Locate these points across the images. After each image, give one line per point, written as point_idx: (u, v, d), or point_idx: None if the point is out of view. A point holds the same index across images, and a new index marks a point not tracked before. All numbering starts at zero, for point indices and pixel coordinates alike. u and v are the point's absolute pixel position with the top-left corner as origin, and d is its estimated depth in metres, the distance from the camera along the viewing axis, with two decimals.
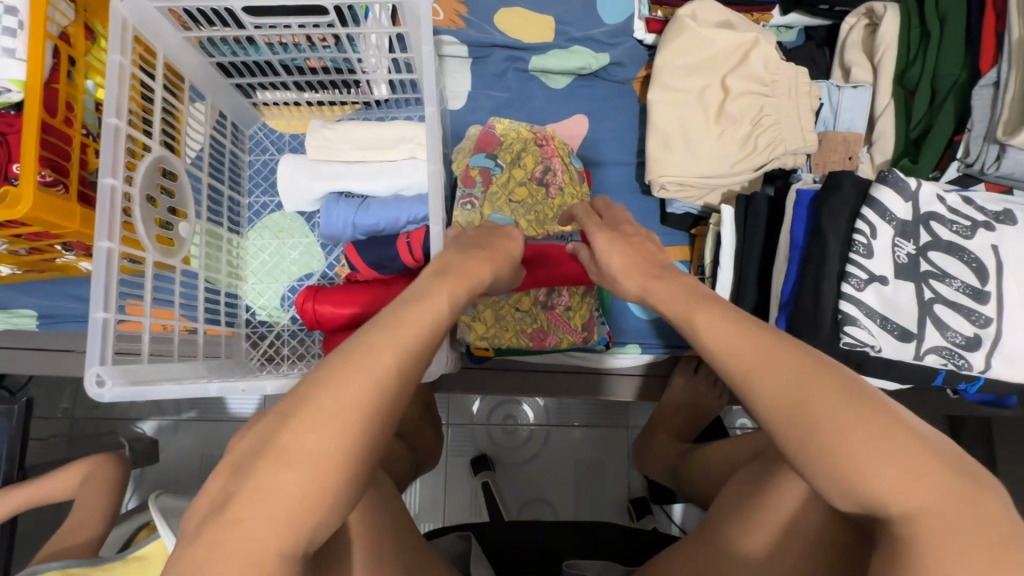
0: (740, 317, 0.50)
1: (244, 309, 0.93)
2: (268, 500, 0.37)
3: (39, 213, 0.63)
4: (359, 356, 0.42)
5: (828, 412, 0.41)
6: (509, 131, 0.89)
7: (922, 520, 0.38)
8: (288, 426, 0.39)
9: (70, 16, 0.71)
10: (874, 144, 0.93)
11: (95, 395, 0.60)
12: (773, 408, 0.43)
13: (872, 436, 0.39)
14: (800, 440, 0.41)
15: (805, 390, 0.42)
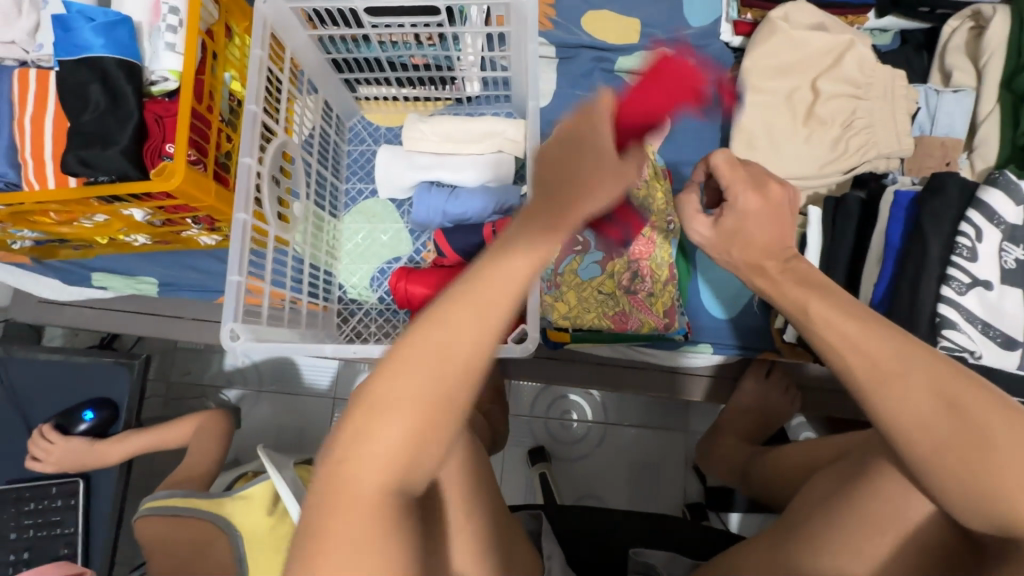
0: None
1: (338, 287, 1.01)
2: (386, 452, 0.38)
3: (188, 186, 0.72)
4: (459, 310, 0.40)
5: (972, 419, 0.41)
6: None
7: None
8: (400, 376, 0.39)
9: (215, 15, 0.81)
10: (976, 150, 0.89)
11: (229, 347, 0.68)
12: (911, 423, 0.42)
13: (1009, 447, 0.40)
14: (935, 459, 0.42)
15: (950, 395, 0.42)
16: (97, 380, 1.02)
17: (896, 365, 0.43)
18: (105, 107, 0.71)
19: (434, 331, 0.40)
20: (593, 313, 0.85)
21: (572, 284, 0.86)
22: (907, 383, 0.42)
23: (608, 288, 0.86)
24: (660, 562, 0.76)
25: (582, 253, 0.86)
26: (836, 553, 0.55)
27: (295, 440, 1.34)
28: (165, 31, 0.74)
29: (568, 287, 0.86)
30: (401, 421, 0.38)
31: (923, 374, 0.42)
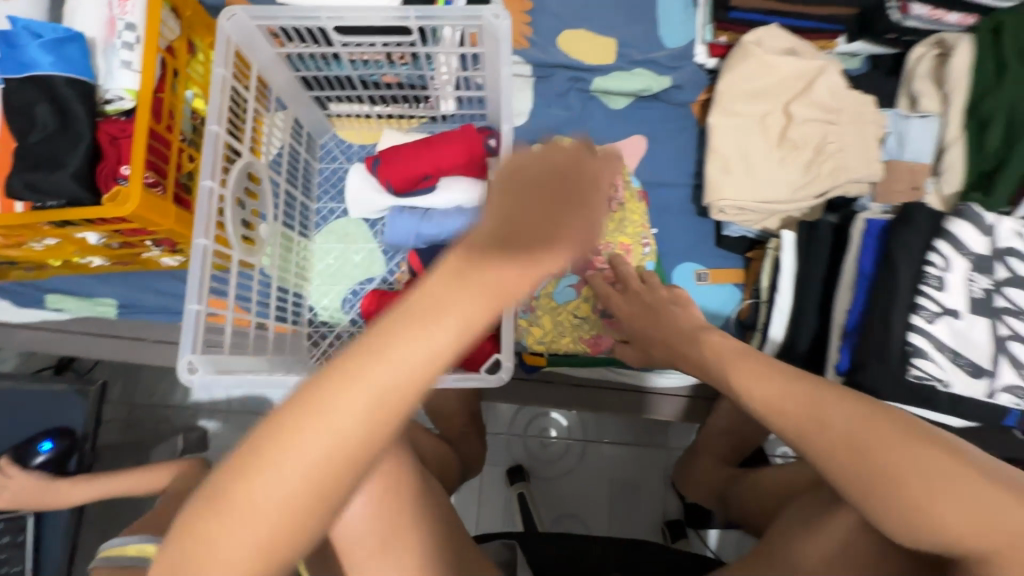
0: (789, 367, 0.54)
1: (308, 309, 0.98)
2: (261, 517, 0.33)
3: (143, 211, 0.69)
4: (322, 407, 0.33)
5: (888, 453, 0.45)
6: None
7: (999, 556, 0.41)
8: (290, 416, 0.34)
9: (177, 31, 0.78)
10: (942, 175, 0.91)
11: (185, 381, 0.64)
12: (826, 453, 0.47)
13: (966, 483, 0.43)
14: (856, 490, 0.45)
15: (865, 431, 0.46)
16: (49, 412, 0.97)
17: (803, 413, 0.50)
18: (55, 128, 0.68)
19: (338, 383, 0.34)
20: (568, 340, 0.85)
21: (548, 308, 0.85)
22: (825, 429, 0.48)
23: (584, 313, 0.85)
24: None
25: (558, 276, 0.85)
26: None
27: None
28: (121, 49, 0.71)
29: (544, 310, 0.85)
30: (271, 483, 0.33)
31: (850, 416, 0.47)
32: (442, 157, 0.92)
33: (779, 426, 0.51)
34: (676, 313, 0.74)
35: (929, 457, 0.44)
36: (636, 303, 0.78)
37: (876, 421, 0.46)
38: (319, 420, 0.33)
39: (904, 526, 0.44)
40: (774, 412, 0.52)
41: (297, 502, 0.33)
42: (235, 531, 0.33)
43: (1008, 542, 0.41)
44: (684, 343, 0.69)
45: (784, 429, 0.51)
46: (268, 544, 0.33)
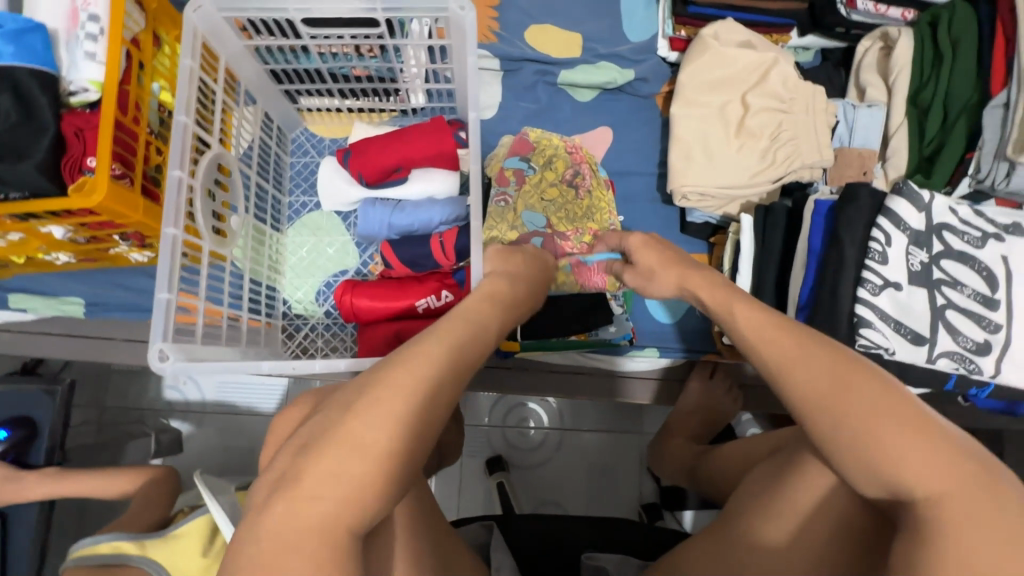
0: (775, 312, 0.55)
1: (282, 302, 0.98)
2: (363, 454, 0.47)
3: (111, 202, 0.68)
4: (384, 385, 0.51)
5: (857, 396, 0.46)
6: (541, 137, 0.94)
7: (947, 499, 0.42)
8: (376, 384, 0.50)
9: (142, 24, 0.77)
10: (888, 160, 0.96)
11: (157, 369, 0.65)
12: (799, 395, 0.49)
13: (920, 443, 0.44)
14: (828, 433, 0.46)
15: (841, 376, 0.47)
16: (14, 414, 0.95)
17: (788, 353, 0.51)
18: (17, 119, 0.67)
19: (415, 360, 0.53)
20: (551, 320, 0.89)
21: None
22: (804, 372, 0.49)
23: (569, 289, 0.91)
24: (610, 564, 0.79)
25: None
26: (767, 533, 0.60)
27: (242, 465, 1.28)
28: (85, 40, 0.71)
29: None
30: (367, 433, 0.48)
31: (824, 364, 0.49)
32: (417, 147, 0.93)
33: (765, 363, 0.52)
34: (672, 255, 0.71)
35: (894, 404, 0.45)
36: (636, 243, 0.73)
37: (850, 368, 0.48)
38: (404, 383, 0.51)
39: (863, 465, 0.45)
40: (756, 356, 0.54)
41: (388, 443, 0.48)
42: (344, 461, 0.46)
43: (955, 488, 0.42)
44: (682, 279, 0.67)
45: (767, 368, 0.52)
46: (344, 491, 0.46)
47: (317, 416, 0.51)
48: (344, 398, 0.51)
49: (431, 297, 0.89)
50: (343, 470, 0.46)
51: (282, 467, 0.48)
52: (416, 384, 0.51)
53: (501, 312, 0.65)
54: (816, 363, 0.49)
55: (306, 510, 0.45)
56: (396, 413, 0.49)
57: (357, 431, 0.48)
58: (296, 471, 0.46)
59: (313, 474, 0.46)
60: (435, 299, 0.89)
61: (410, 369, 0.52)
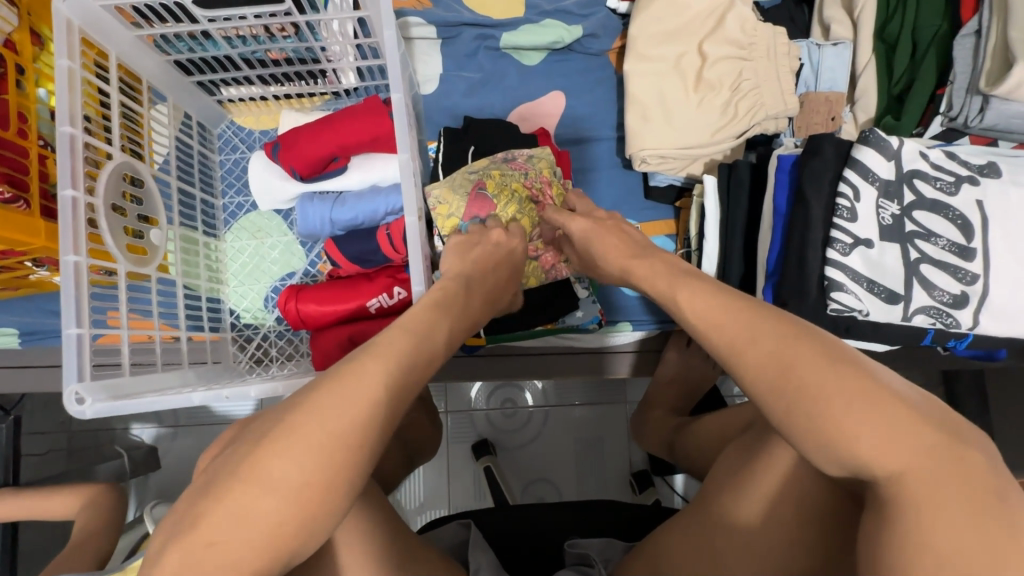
0: (727, 290, 0.51)
1: (228, 312, 0.92)
2: (286, 487, 0.39)
3: (1, 231, 0.62)
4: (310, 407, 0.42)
5: (806, 371, 0.41)
6: (502, 187, 0.81)
7: (907, 477, 0.37)
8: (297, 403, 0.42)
9: (15, 21, 0.68)
10: (857, 103, 0.91)
11: (76, 413, 0.59)
12: (758, 376, 0.43)
13: (890, 415, 0.39)
14: (787, 414, 0.41)
15: (795, 350, 0.43)
16: None
17: (738, 329, 0.46)
18: None
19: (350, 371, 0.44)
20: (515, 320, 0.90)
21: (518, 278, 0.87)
22: (756, 347, 0.44)
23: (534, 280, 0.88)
24: (592, 551, 0.76)
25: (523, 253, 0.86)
26: (743, 516, 0.56)
27: None
28: None
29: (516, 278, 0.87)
30: (291, 462, 0.40)
31: (779, 340, 0.44)
32: (352, 129, 0.85)
33: (713, 345, 0.48)
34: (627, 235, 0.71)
35: (849, 375, 0.40)
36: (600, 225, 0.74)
37: (801, 340, 0.43)
38: (342, 399, 0.42)
39: (817, 445, 0.40)
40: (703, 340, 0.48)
41: (321, 473, 0.40)
42: (261, 496, 0.39)
43: (916, 464, 0.37)
44: (641, 266, 0.64)
45: (716, 353, 0.48)
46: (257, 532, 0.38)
47: (240, 442, 0.42)
48: (267, 420, 0.43)
49: (382, 295, 0.84)
50: (260, 510, 0.39)
51: (192, 508, 0.40)
52: (359, 400, 0.43)
53: (444, 312, 0.58)
54: (769, 338, 0.44)
55: (219, 557, 0.38)
56: (327, 434, 0.41)
57: (279, 460, 0.40)
58: (206, 510, 0.39)
59: (228, 513, 0.39)
60: (387, 297, 0.84)
61: (345, 387, 0.43)
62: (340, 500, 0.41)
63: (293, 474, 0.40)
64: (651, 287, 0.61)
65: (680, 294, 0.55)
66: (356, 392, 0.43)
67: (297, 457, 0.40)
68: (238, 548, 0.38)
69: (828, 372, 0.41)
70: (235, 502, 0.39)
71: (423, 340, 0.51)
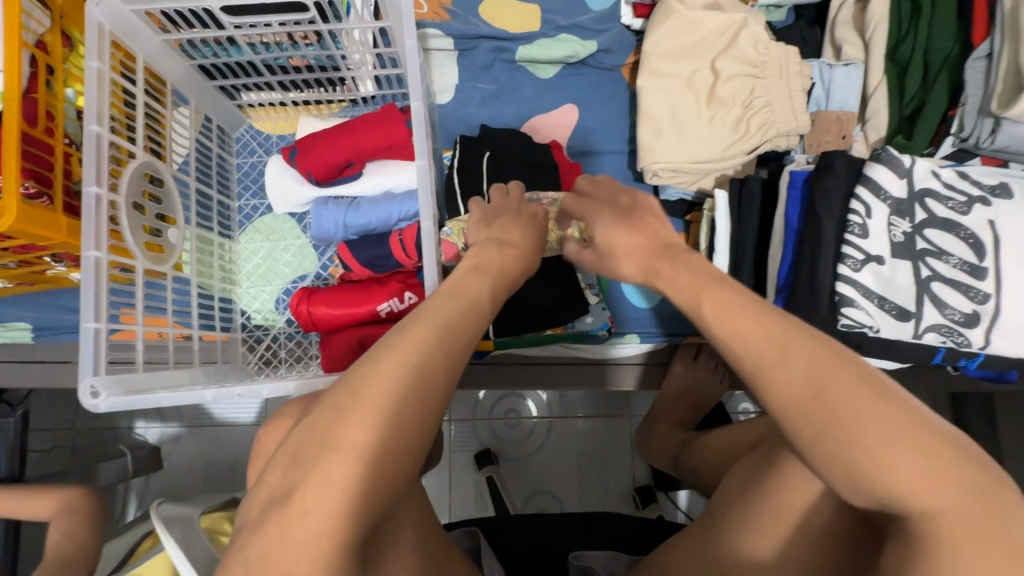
0: (754, 300, 0.49)
1: (240, 313, 0.93)
2: (330, 508, 0.39)
3: (25, 225, 0.63)
4: (348, 424, 0.41)
5: (840, 399, 0.41)
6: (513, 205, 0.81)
7: (938, 515, 0.38)
8: (331, 422, 0.41)
9: (47, 23, 0.70)
10: (868, 122, 0.91)
11: (90, 407, 0.60)
12: (790, 401, 0.43)
13: (924, 450, 0.39)
14: (821, 445, 0.41)
15: (819, 375, 0.42)
16: None
17: (768, 346, 0.45)
18: None
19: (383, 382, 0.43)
20: (523, 329, 0.91)
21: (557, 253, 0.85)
22: (787, 368, 0.44)
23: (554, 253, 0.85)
24: (597, 563, 0.76)
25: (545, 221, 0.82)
26: (750, 529, 0.55)
27: (223, 480, 1.24)
28: None
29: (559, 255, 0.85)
30: (333, 485, 0.39)
31: (812, 363, 0.43)
32: (366, 138, 0.87)
33: (740, 359, 0.47)
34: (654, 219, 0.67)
35: (875, 406, 0.40)
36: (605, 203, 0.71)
37: (836, 364, 0.42)
38: (370, 412, 0.42)
39: (850, 477, 0.40)
40: (732, 352, 0.48)
41: (364, 489, 0.40)
42: (314, 518, 0.38)
43: (948, 502, 0.38)
44: (652, 266, 0.63)
45: (741, 366, 0.47)
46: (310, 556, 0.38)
47: (280, 459, 0.42)
48: (305, 437, 0.42)
49: (393, 299, 0.84)
50: (306, 533, 0.38)
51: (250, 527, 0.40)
52: (397, 411, 0.42)
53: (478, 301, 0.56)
54: (801, 359, 0.43)
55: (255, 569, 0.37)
56: (359, 445, 0.40)
57: (325, 479, 0.39)
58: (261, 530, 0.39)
59: (281, 537, 0.38)
60: (397, 301, 0.84)
61: (377, 399, 0.42)
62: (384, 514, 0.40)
63: (338, 492, 0.39)
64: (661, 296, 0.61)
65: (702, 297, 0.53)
66: (393, 400, 0.42)
67: (341, 474, 0.39)
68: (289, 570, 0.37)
69: (863, 402, 0.40)
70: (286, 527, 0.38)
71: (448, 327, 0.49)
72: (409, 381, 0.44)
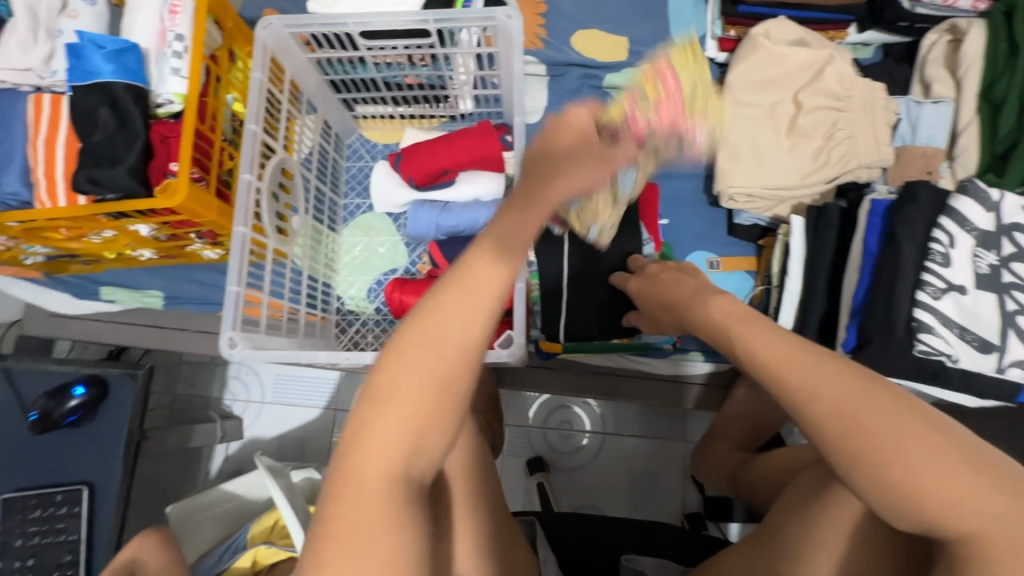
0: (784, 333, 0.52)
1: (336, 298, 1.04)
2: (379, 476, 0.41)
3: (191, 203, 0.75)
4: (374, 404, 0.42)
5: (875, 428, 0.43)
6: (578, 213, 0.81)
7: (981, 537, 0.40)
8: (366, 401, 0.43)
9: (219, 41, 0.85)
10: (956, 159, 0.92)
11: (227, 354, 0.71)
12: (826, 428, 0.45)
13: (965, 472, 0.41)
14: (858, 470, 0.44)
15: (853, 403, 0.45)
16: (88, 398, 1.04)
17: (799, 378, 0.48)
18: (114, 129, 0.75)
19: (397, 362, 0.43)
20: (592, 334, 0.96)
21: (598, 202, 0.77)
22: (821, 398, 0.46)
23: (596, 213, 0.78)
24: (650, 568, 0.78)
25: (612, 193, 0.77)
26: (813, 540, 0.56)
27: (297, 454, 1.34)
28: (171, 57, 0.78)
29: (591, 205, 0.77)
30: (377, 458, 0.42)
31: (846, 393, 0.45)
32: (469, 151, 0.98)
33: (773, 393, 0.50)
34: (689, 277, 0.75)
35: (914, 434, 0.43)
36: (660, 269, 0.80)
37: (869, 395, 0.45)
38: (393, 387, 0.42)
39: (891, 499, 0.43)
40: (766, 382, 0.51)
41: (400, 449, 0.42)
42: (366, 480, 0.41)
43: (988, 523, 0.40)
44: (693, 302, 0.69)
45: (779, 397, 0.49)
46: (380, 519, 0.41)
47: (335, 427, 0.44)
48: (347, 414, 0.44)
49: None
50: (354, 497, 0.41)
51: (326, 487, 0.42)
52: (410, 387, 0.42)
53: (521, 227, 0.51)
54: (833, 388, 0.46)
55: (333, 527, 0.40)
56: (411, 420, 0.42)
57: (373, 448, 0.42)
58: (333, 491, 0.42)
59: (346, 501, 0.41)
60: None
61: (393, 378, 0.42)
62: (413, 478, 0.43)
63: (382, 464, 0.42)
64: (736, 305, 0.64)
65: (734, 337, 0.57)
66: (407, 376, 0.42)
67: (387, 446, 0.42)
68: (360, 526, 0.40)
69: (900, 429, 0.43)
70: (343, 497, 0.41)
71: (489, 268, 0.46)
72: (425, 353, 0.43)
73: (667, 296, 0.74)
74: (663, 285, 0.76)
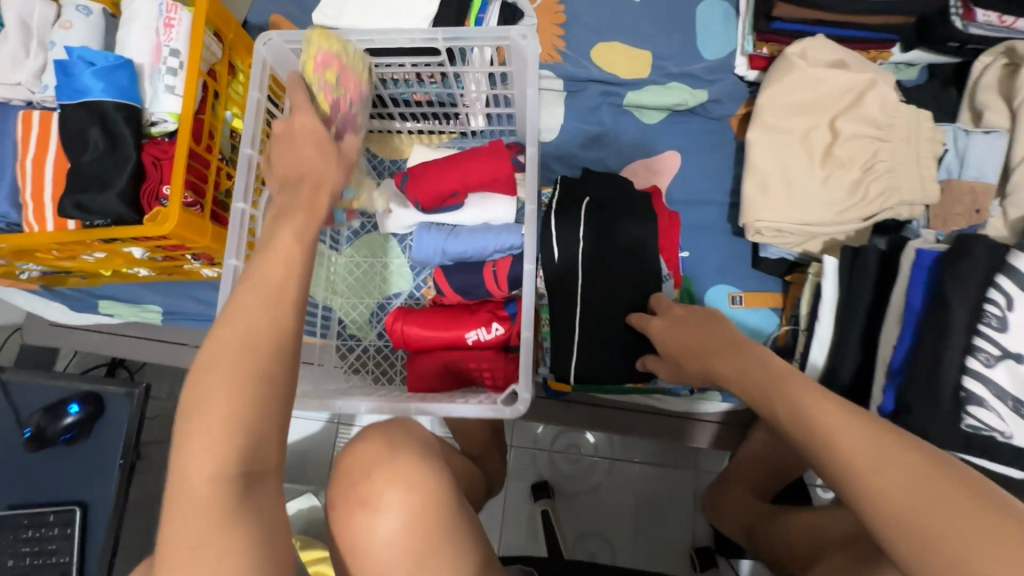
0: (846, 402, 0.50)
1: (336, 320, 0.98)
2: (208, 448, 0.44)
3: (182, 230, 0.71)
4: (205, 385, 0.46)
5: (949, 520, 0.40)
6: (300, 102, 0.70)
7: None
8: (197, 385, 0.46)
9: (219, 55, 0.81)
10: (1008, 197, 0.83)
11: None
12: (891, 513, 0.42)
13: None
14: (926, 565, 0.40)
15: (923, 488, 0.42)
16: (82, 416, 1.01)
17: (863, 451, 0.45)
18: (105, 149, 0.71)
19: (226, 337, 0.48)
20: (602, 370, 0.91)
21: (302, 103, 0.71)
22: (885, 477, 0.43)
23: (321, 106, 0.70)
24: None
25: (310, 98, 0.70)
26: None
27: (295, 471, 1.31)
28: (166, 74, 0.74)
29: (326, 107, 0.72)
30: (206, 431, 0.44)
31: (913, 474, 0.43)
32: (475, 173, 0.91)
33: (829, 465, 0.47)
34: (720, 324, 0.67)
35: (990, 528, 0.39)
36: (681, 317, 0.71)
37: (938, 478, 0.42)
38: (223, 362, 0.47)
39: None
40: (820, 453, 0.47)
41: (231, 418, 0.45)
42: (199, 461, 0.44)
43: None
44: (723, 354, 0.63)
45: (833, 469, 0.46)
46: (212, 482, 0.43)
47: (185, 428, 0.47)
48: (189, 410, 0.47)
49: (481, 329, 0.88)
50: (196, 476, 0.43)
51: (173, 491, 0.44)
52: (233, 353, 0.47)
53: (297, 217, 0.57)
54: (900, 467, 0.43)
55: (176, 522, 0.42)
56: (238, 381, 0.46)
57: (202, 420, 0.45)
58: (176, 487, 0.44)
59: (192, 488, 0.43)
60: (485, 332, 0.88)
61: (221, 354, 0.47)
62: (248, 447, 0.45)
63: (213, 435, 0.44)
64: (763, 367, 0.58)
65: (782, 399, 0.53)
66: (230, 347, 0.47)
67: (217, 419, 0.45)
68: (204, 508, 0.42)
69: (976, 524, 0.40)
70: (186, 483, 0.43)
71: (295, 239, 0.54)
72: (243, 321, 0.48)
73: (692, 345, 0.67)
74: (690, 331, 0.68)
